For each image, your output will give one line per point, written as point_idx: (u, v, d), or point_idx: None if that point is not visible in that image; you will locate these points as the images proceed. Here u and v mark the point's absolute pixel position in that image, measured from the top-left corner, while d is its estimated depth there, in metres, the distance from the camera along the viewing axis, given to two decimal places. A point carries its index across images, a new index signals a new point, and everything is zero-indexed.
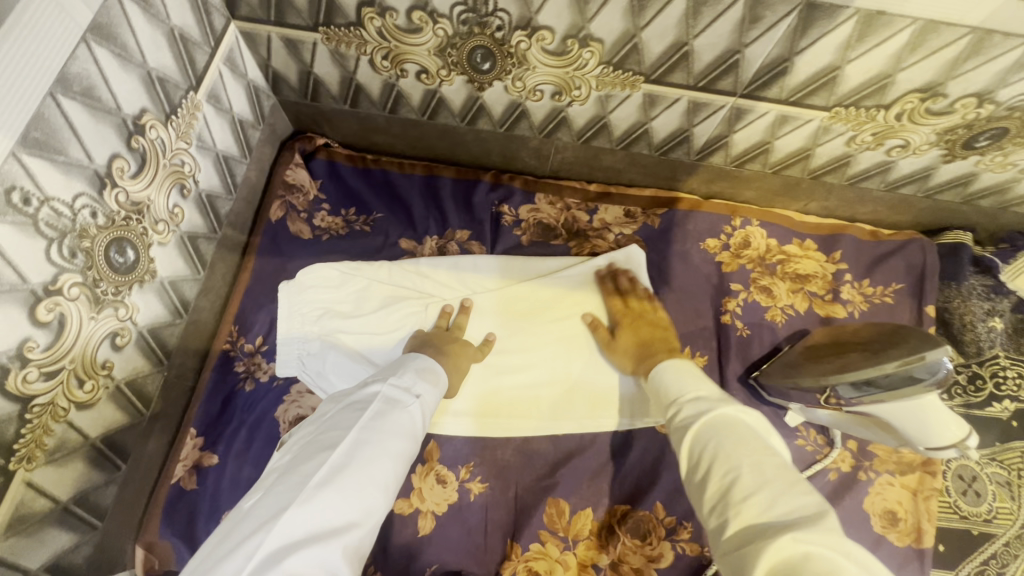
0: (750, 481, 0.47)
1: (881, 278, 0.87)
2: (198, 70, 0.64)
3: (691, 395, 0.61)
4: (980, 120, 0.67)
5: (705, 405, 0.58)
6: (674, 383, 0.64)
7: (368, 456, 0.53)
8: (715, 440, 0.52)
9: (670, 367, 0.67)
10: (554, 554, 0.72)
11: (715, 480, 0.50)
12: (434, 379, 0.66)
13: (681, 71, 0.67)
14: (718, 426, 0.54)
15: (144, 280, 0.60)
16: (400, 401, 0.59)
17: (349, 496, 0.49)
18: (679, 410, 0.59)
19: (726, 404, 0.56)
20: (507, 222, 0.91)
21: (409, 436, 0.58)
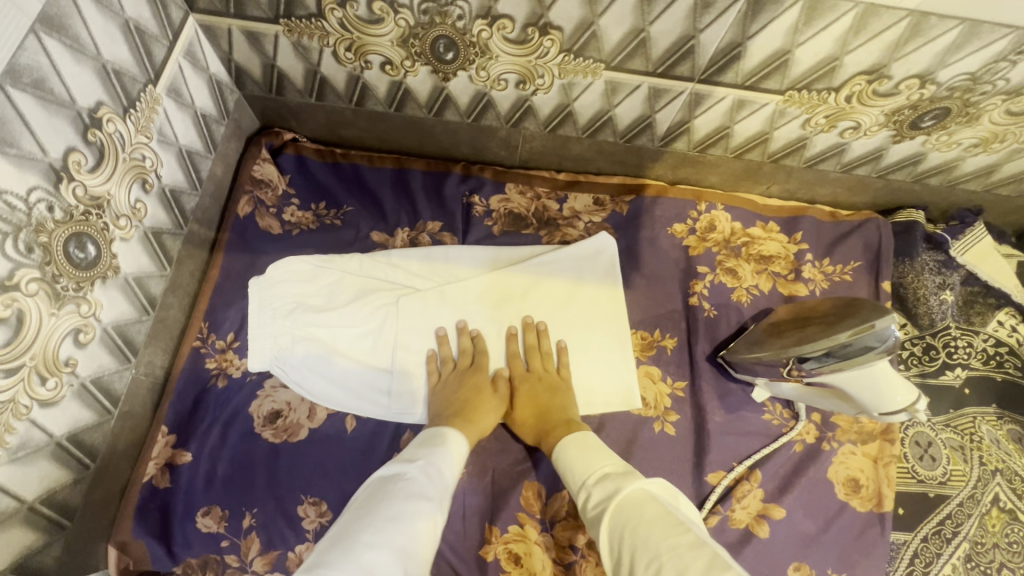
0: (669, 562, 0.46)
1: (840, 257, 0.90)
2: (156, 63, 0.63)
3: (598, 474, 0.61)
4: (924, 100, 0.70)
5: (609, 486, 0.58)
6: (579, 466, 0.64)
7: (370, 521, 0.52)
8: (627, 527, 0.52)
9: (570, 446, 0.67)
10: (532, 536, 0.74)
11: (637, 565, 0.48)
12: (439, 440, 0.66)
13: (640, 57, 0.68)
14: (632, 507, 0.54)
15: (107, 276, 0.60)
16: (398, 471, 0.60)
17: (354, 555, 0.48)
18: (590, 498, 0.59)
19: (630, 482, 0.57)
20: (478, 213, 0.91)
21: (419, 495, 0.57)
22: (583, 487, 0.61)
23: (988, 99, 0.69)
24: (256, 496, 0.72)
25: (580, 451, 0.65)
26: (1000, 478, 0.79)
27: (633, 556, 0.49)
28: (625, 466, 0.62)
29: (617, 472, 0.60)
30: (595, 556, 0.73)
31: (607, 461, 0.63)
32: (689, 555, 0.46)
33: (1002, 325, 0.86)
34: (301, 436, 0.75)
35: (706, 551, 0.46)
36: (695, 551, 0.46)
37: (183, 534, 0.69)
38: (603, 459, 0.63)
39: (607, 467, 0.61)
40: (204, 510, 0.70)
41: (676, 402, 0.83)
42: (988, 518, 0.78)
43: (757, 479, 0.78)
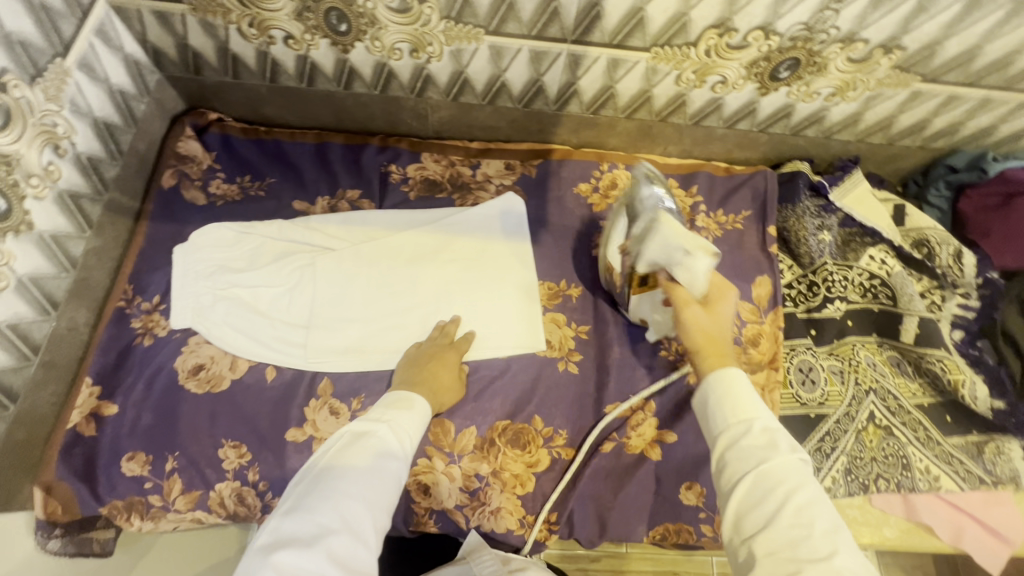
0: (826, 545, 0.48)
1: (732, 208, 0.98)
2: (64, 38, 0.69)
3: (762, 425, 0.57)
4: (774, 52, 0.78)
5: (777, 441, 0.55)
6: (735, 401, 0.59)
7: (335, 474, 0.56)
8: (786, 492, 0.51)
9: (727, 376, 0.62)
10: (440, 467, 0.79)
11: (782, 526, 0.50)
12: (407, 403, 0.67)
13: (513, 21, 0.76)
14: (793, 472, 0.53)
15: (20, 229, 0.65)
16: (367, 427, 0.62)
17: (319, 507, 0.53)
18: (747, 436, 0.57)
19: (799, 455, 0.54)
20: (395, 179, 0.98)
21: (386, 453, 0.60)
22: (732, 423, 0.58)
23: (828, 47, 0.77)
24: (179, 440, 0.77)
25: (746, 395, 0.60)
26: (874, 397, 0.86)
27: (775, 519, 0.50)
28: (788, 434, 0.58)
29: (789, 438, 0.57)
30: (499, 483, 0.79)
31: (758, 411, 0.58)
32: (846, 552, 0.47)
33: (874, 259, 0.91)
34: (223, 387, 0.80)
35: (858, 557, 0.48)
36: (855, 553, 0.48)
37: (108, 478, 0.74)
38: (767, 413, 0.58)
39: (775, 422, 0.57)
40: (129, 455, 0.75)
41: (580, 344, 0.89)
42: (864, 433, 0.85)
43: (651, 408, 0.85)
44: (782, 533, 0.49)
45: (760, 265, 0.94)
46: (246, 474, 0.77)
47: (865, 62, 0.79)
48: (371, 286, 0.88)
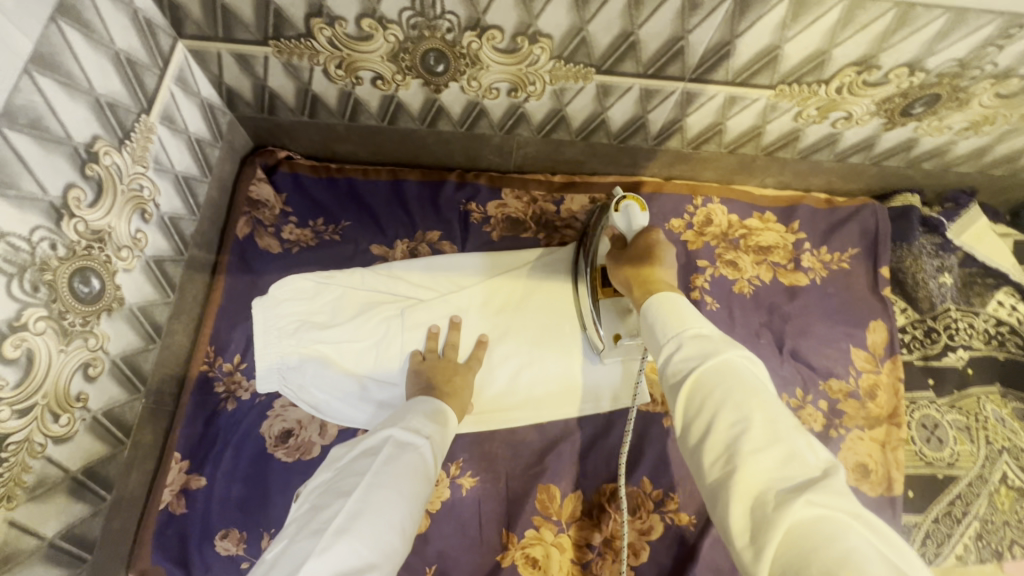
0: (764, 440, 0.39)
1: (838, 245, 0.91)
2: (148, 92, 0.63)
3: (693, 332, 0.48)
4: (914, 88, 0.71)
5: (707, 345, 0.46)
6: (665, 322, 0.51)
7: (384, 495, 0.51)
8: (718, 393, 0.43)
9: (662, 304, 0.53)
10: (548, 538, 0.74)
11: (717, 433, 0.41)
12: (443, 419, 0.66)
13: (630, 60, 0.69)
14: (723, 371, 0.44)
15: (112, 308, 0.60)
16: (411, 442, 0.59)
17: (372, 536, 0.48)
18: (678, 349, 0.48)
19: (733, 347, 0.45)
20: (476, 220, 0.92)
21: (424, 477, 0.57)
22: (664, 345, 0.50)
23: (978, 83, 0.70)
24: (272, 516, 0.72)
25: (676, 313, 0.51)
26: (1007, 456, 0.81)
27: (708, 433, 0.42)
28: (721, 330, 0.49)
29: (722, 335, 0.48)
30: (611, 554, 0.74)
31: (693, 321, 0.50)
32: (788, 441, 0.39)
33: (1003, 304, 0.87)
34: (314, 454, 0.75)
35: (802, 440, 0.39)
36: (796, 438, 0.39)
37: (202, 559, 0.69)
38: (695, 321, 0.50)
39: (708, 326, 0.49)
40: (222, 533, 0.70)
41: None
42: (997, 496, 0.79)
43: None
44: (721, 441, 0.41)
45: (873, 308, 0.87)
46: None
47: (1013, 98, 0.72)
48: (466, 332, 0.82)
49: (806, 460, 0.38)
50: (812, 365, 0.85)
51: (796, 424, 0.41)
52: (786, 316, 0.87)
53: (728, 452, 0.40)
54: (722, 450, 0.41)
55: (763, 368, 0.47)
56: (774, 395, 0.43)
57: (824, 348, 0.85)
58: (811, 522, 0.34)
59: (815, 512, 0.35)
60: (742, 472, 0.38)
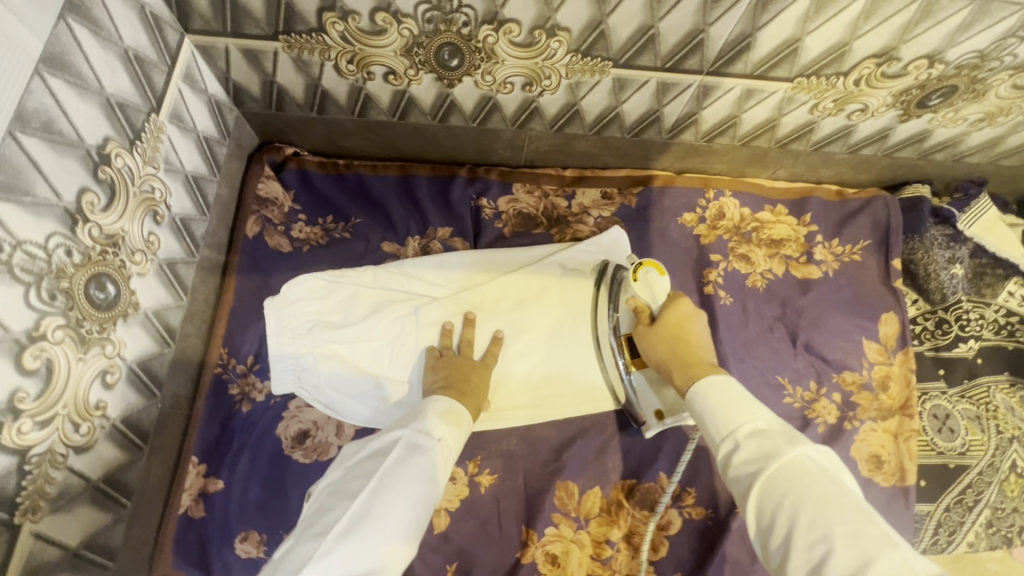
0: (849, 552, 0.40)
1: (849, 236, 0.91)
2: (157, 90, 0.61)
3: (749, 429, 0.51)
4: (932, 79, 0.71)
5: (767, 445, 0.49)
6: (716, 412, 0.54)
7: (387, 501, 0.51)
8: (790, 499, 0.44)
9: (710, 388, 0.56)
10: (568, 534, 0.75)
11: (800, 550, 0.42)
12: (456, 418, 0.63)
13: (649, 53, 0.68)
14: (791, 475, 0.46)
15: (128, 313, 0.59)
16: (421, 443, 0.57)
17: (372, 542, 0.48)
18: (738, 450, 0.50)
19: (795, 447, 0.48)
20: (488, 215, 0.91)
21: (434, 481, 0.55)
22: (719, 442, 0.52)
23: (996, 75, 0.70)
24: (292, 518, 0.71)
25: (726, 400, 0.54)
26: (1017, 445, 0.82)
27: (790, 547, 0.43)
28: (780, 425, 0.52)
29: (782, 431, 0.50)
30: (630, 549, 0.75)
31: (745, 412, 0.52)
32: (874, 553, 0.39)
33: (1013, 295, 0.88)
34: (331, 454, 0.75)
35: (892, 549, 0.39)
36: (880, 546, 0.40)
37: (223, 561, 0.69)
38: (749, 413, 0.52)
39: (763, 420, 0.51)
40: (242, 535, 0.70)
41: None
42: (1007, 484, 0.81)
43: None
44: (804, 554, 0.42)
45: (885, 300, 0.88)
46: None
47: None
48: (481, 328, 0.81)
49: (898, 575, 0.38)
50: (826, 357, 0.85)
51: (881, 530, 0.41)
52: (800, 309, 0.87)
53: (815, 569, 0.41)
54: (808, 567, 0.41)
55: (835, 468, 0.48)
56: (852, 498, 0.44)
57: (836, 339, 0.86)
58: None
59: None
60: None
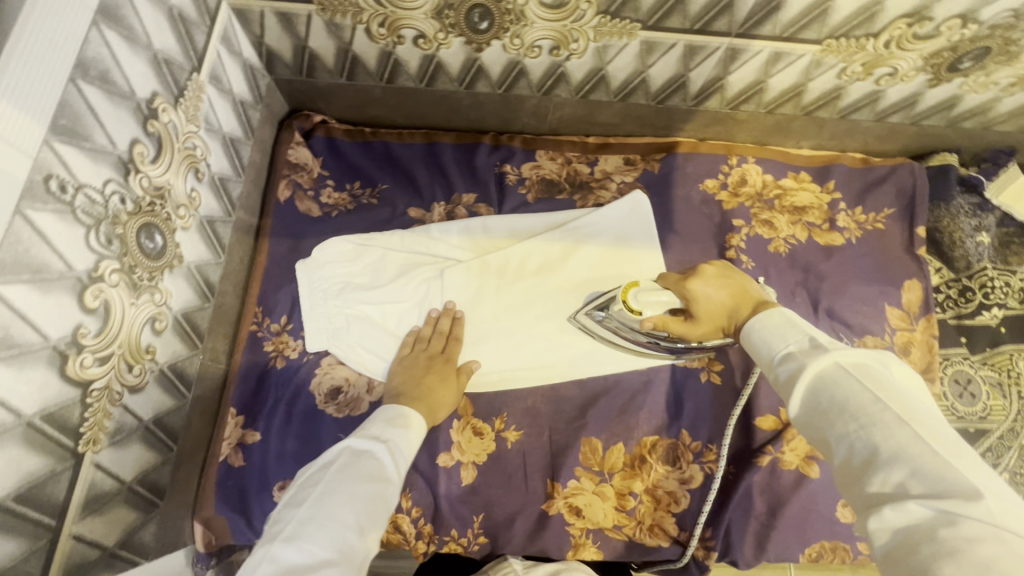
0: (868, 439, 0.41)
1: (873, 205, 0.91)
2: (198, 50, 0.63)
3: (786, 352, 0.51)
4: (964, 41, 0.70)
5: (800, 360, 0.49)
6: (767, 340, 0.54)
7: (335, 499, 0.49)
8: (821, 403, 0.45)
9: (761, 321, 0.56)
10: (590, 487, 0.78)
11: (833, 443, 0.43)
12: (404, 421, 0.63)
13: (677, 14, 0.68)
14: (820, 381, 0.46)
15: (173, 265, 0.61)
16: (367, 448, 0.56)
17: (324, 535, 0.45)
18: (780, 371, 0.51)
19: (820, 356, 0.47)
20: (511, 181, 0.92)
21: (384, 478, 0.54)
22: (772, 363, 0.52)
23: None
24: None
25: (779, 329, 0.53)
26: None
27: (826, 444, 0.44)
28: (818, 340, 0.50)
29: (827, 343, 0.49)
30: (652, 501, 0.78)
31: (795, 334, 0.52)
32: (891, 437, 0.40)
33: None
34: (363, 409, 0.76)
35: (910, 430, 0.39)
36: (901, 435, 0.39)
37: (262, 508, 0.71)
38: (797, 333, 0.52)
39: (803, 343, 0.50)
40: (279, 484, 0.71)
41: (723, 352, 0.82)
42: None
43: None
44: (834, 445, 0.43)
45: (908, 267, 0.88)
46: (400, 501, 0.75)
47: None
48: (502, 295, 0.83)
49: (922, 458, 0.38)
50: (848, 322, 0.85)
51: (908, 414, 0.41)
52: (822, 275, 0.88)
53: (847, 463, 0.42)
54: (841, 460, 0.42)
55: (875, 357, 0.46)
56: (885, 384, 0.43)
57: (859, 307, 0.86)
58: (928, 525, 0.35)
59: (929, 516, 0.35)
60: (859, 482, 0.40)
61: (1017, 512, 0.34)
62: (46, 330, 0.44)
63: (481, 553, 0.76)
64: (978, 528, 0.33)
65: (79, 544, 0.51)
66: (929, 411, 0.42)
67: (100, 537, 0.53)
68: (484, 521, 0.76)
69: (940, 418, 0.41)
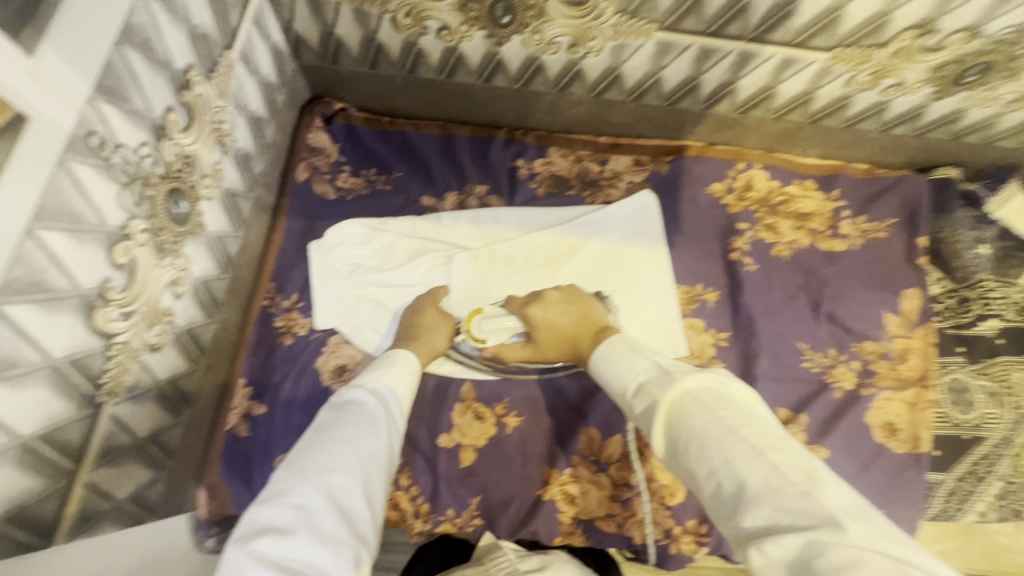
0: (731, 474, 0.42)
1: (876, 214, 0.93)
2: (231, 29, 0.66)
3: (636, 387, 0.54)
4: (969, 55, 0.72)
5: (653, 397, 0.50)
6: (617, 371, 0.57)
7: (317, 449, 0.47)
8: (684, 440, 0.46)
9: (604, 351, 0.61)
10: (586, 476, 0.79)
11: (704, 479, 0.44)
12: (387, 364, 0.62)
13: (692, 17, 0.71)
14: (682, 414, 0.47)
15: (196, 233, 0.63)
16: (347, 398, 0.55)
17: (306, 483, 0.44)
18: (639, 406, 0.52)
19: (672, 389, 0.49)
20: (523, 175, 0.94)
21: (369, 420, 0.52)
22: (626, 394, 0.55)
23: None
24: None
25: (624, 357, 0.57)
26: None
27: (699, 480, 0.45)
28: (659, 366, 0.54)
29: (672, 367, 0.53)
30: (648, 493, 0.78)
31: (641, 364, 0.55)
32: (748, 470, 0.41)
33: None
34: None
35: (765, 459, 0.41)
36: (757, 464, 0.41)
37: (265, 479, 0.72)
38: (642, 361, 0.55)
39: (644, 377, 0.53)
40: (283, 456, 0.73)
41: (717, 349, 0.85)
42: (1020, 460, 0.82)
43: (802, 423, 0.81)
44: (704, 483, 0.44)
45: (909, 277, 0.89)
46: (398, 479, 0.77)
47: None
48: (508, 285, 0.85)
49: (779, 489, 0.39)
50: (847, 327, 0.87)
51: (760, 440, 0.43)
52: (823, 279, 0.90)
53: (719, 501, 0.42)
54: (714, 496, 0.43)
55: (717, 381, 0.49)
56: (734, 408, 0.46)
57: (859, 312, 0.88)
58: (802, 556, 0.35)
59: (799, 545, 0.36)
60: (735, 521, 0.40)
61: (874, 524, 0.36)
62: (78, 279, 0.46)
63: (475, 536, 0.77)
64: (841, 552, 0.34)
65: (93, 493, 0.52)
66: (771, 428, 0.45)
67: (111, 489, 0.55)
68: (480, 504, 0.77)
69: (787, 437, 0.45)
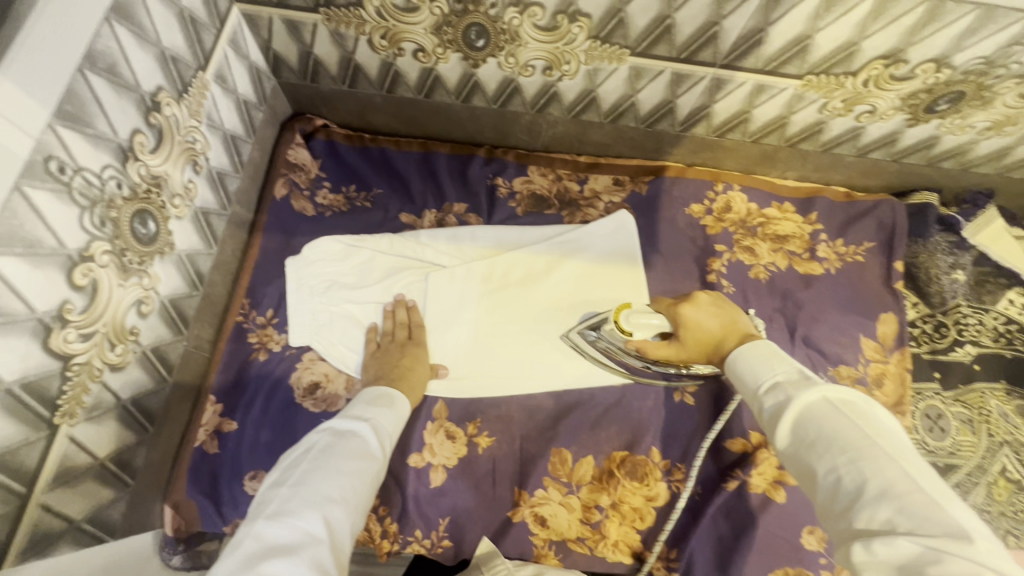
0: (855, 471, 0.42)
1: (853, 237, 0.93)
2: (206, 50, 0.67)
3: (769, 385, 0.54)
4: (939, 84, 0.73)
5: (784, 394, 0.51)
6: (754, 369, 0.56)
7: (319, 475, 0.49)
8: (810, 440, 0.47)
9: (744, 349, 0.59)
10: (556, 497, 0.78)
11: (823, 481, 0.44)
12: (386, 402, 0.64)
13: (664, 43, 0.71)
14: (815, 415, 0.48)
15: (164, 252, 0.64)
16: (349, 428, 0.57)
17: (309, 510, 0.45)
18: (766, 401, 0.53)
19: (807, 389, 0.50)
20: (502, 194, 0.94)
21: (367, 456, 0.54)
22: (757, 392, 0.55)
23: (1002, 82, 0.72)
24: None
25: (764, 358, 0.57)
26: (1007, 449, 0.82)
27: (816, 478, 0.45)
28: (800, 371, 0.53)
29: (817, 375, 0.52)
30: (618, 516, 0.77)
31: (782, 366, 0.55)
32: (873, 474, 0.41)
33: (1013, 303, 0.89)
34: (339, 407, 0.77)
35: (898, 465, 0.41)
36: (884, 468, 0.41)
37: (231, 496, 0.72)
38: (785, 365, 0.55)
39: (779, 377, 0.54)
40: (251, 474, 0.73)
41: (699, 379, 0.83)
42: (994, 487, 0.80)
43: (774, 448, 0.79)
44: (821, 478, 0.45)
45: (885, 301, 0.89)
46: None
47: None
48: (484, 302, 0.85)
49: (907, 496, 0.39)
50: (823, 351, 0.87)
51: (895, 449, 0.43)
52: (800, 302, 0.89)
53: (833, 498, 0.43)
54: (828, 492, 0.44)
55: (864, 398, 0.48)
56: (870, 420, 0.46)
57: (830, 336, 0.87)
58: (917, 562, 0.35)
59: (918, 551, 0.36)
60: (846, 517, 0.41)
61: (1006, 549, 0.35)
62: (34, 302, 0.47)
63: (444, 557, 0.76)
64: (963, 565, 0.34)
65: (47, 514, 0.52)
66: (911, 447, 0.44)
67: (67, 509, 0.55)
68: (449, 525, 0.77)
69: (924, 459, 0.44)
